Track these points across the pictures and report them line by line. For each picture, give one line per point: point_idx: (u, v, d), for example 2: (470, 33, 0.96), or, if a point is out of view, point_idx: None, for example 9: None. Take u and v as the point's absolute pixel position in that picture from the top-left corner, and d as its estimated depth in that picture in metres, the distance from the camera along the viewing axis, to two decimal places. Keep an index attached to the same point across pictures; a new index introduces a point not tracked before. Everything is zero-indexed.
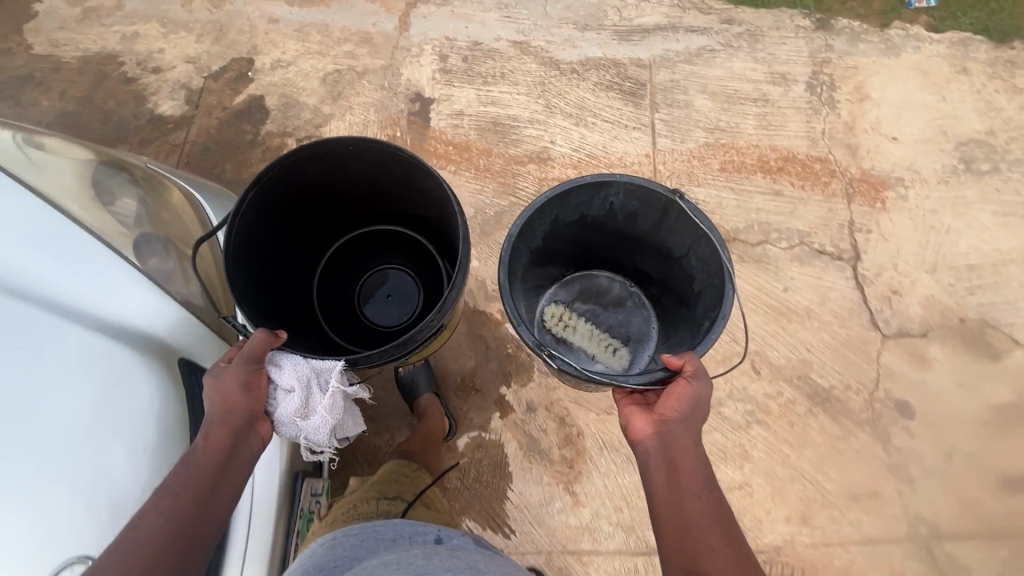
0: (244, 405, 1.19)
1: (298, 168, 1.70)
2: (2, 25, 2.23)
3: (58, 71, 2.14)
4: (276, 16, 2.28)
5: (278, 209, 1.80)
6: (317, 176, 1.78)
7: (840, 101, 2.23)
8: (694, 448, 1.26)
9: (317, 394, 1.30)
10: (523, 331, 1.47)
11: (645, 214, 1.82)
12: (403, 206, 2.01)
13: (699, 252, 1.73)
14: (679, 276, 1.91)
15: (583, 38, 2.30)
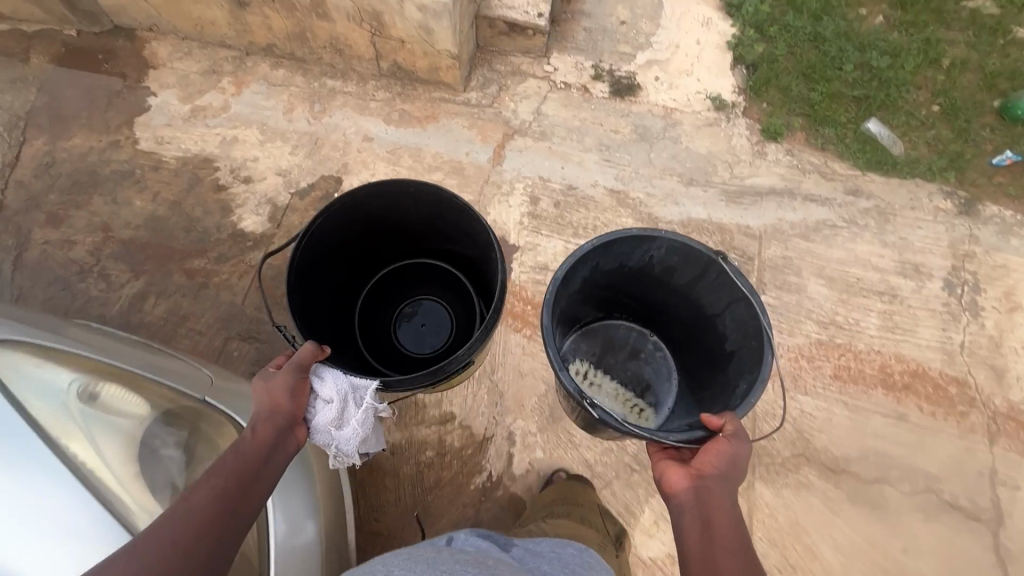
0: (286, 406, 1.25)
1: (360, 205, 1.76)
2: (115, 115, 2.30)
3: (156, 170, 2.17)
4: (373, 135, 2.26)
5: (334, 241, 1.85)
6: (378, 210, 1.85)
7: (985, 308, 1.91)
8: (728, 502, 1.19)
9: (351, 405, 1.41)
10: (563, 375, 1.37)
11: (686, 269, 1.69)
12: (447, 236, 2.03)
13: (735, 312, 1.63)
14: (711, 333, 1.80)
15: (686, 194, 2.12)
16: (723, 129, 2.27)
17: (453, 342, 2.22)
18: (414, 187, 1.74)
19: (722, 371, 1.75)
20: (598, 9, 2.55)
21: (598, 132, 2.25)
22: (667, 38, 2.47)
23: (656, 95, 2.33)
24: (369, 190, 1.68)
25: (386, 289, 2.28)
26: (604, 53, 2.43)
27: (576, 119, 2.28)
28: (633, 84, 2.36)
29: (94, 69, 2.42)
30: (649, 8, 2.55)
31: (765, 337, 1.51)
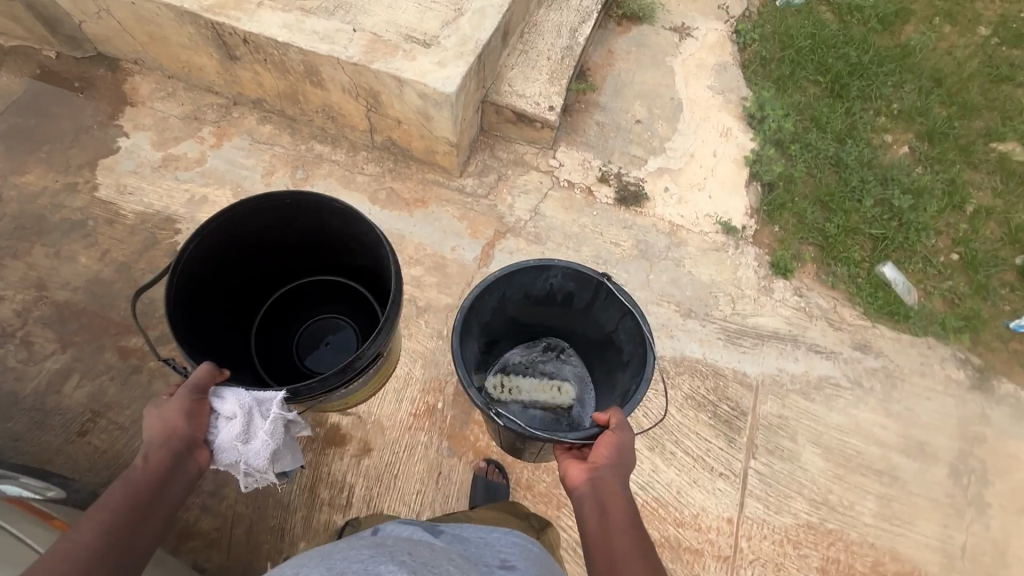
0: (185, 431, 1.15)
1: (241, 219, 1.71)
2: (80, 154, 2.12)
3: (111, 223, 1.98)
4: None
5: (220, 258, 1.78)
6: (258, 225, 1.79)
7: (991, 505, 1.75)
8: (622, 487, 1.23)
9: (257, 418, 1.25)
10: (470, 392, 1.39)
11: (582, 292, 1.73)
12: (335, 246, 1.97)
13: (626, 325, 1.67)
14: (612, 349, 1.83)
15: (682, 327, 1.95)
16: (730, 255, 2.11)
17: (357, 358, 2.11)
18: (301, 202, 1.70)
19: (616, 381, 1.78)
20: (613, 104, 2.42)
21: (596, 242, 2.10)
22: (681, 146, 2.34)
23: (663, 209, 2.18)
24: (253, 204, 1.65)
25: (290, 308, 2.19)
26: (613, 154, 2.29)
27: (575, 224, 2.12)
28: (641, 192, 2.20)
29: (67, 98, 2.25)
30: (667, 109, 2.43)
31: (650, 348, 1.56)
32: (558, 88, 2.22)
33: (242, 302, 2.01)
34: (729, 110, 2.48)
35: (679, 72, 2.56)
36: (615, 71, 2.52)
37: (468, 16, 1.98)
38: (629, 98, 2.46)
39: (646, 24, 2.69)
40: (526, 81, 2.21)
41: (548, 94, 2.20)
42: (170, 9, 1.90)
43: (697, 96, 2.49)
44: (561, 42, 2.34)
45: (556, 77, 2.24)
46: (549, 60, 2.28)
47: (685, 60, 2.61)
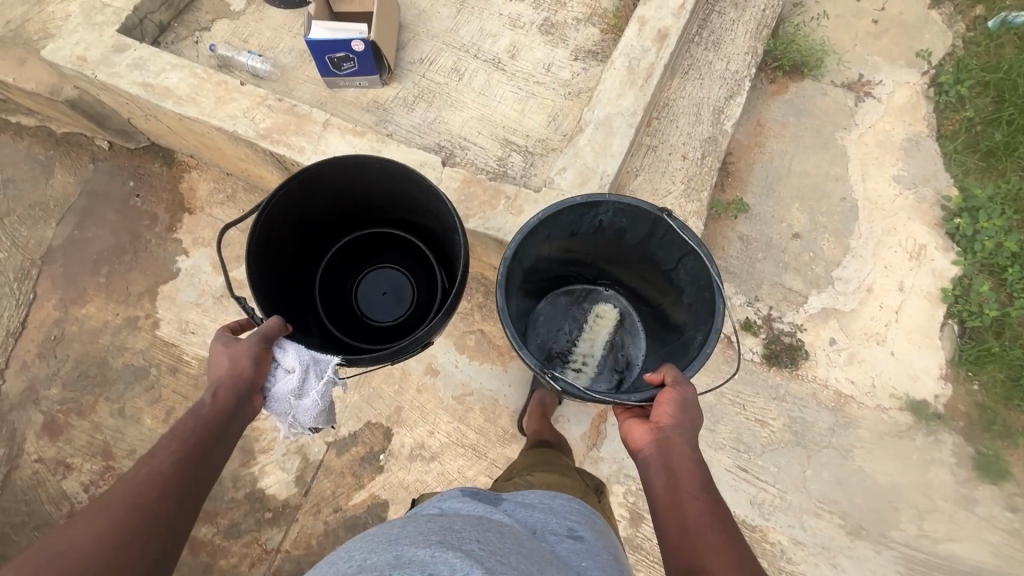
0: (249, 373, 1.02)
1: (328, 174, 1.36)
2: (139, 279, 1.90)
3: (174, 373, 1.77)
4: (440, 367, 1.74)
5: (288, 228, 1.42)
6: (339, 186, 1.43)
7: None
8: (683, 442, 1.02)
9: (314, 374, 1.11)
10: (522, 353, 1.17)
11: (635, 228, 1.40)
12: (407, 209, 1.55)
13: (686, 267, 1.36)
14: (668, 295, 1.52)
15: (848, 551, 1.52)
16: (919, 446, 1.61)
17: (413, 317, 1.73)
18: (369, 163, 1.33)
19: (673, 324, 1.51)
20: (763, 208, 1.87)
21: (736, 417, 1.65)
22: (855, 274, 1.78)
23: (828, 371, 1.68)
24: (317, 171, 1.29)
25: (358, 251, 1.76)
26: (762, 284, 1.78)
27: (711, 392, 1.68)
28: (798, 346, 1.70)
29: (122, 202, 2.01)
30: (835, 216, 1.85)
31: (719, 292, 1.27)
32: (696, 204, 1.71)
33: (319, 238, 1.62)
34: (922, 213, 1.86)
35: (853, 155, 1.93)
36: (764, 155, 1.94)
37: (588, 134, 1.51)
38: (783, 197, 1.88)
39: (807, 79, 2.04)
40: (655, 198, 1.72)
41: (683, 215, 1.70)
42: (223, 133, 1.56)
43: (877, 193, 1.88)
44: (701, 131, 1.80)
45: (694, 187, 1.73)
46: (685, 159, 1.76)
47: (862, 134, 1.96)
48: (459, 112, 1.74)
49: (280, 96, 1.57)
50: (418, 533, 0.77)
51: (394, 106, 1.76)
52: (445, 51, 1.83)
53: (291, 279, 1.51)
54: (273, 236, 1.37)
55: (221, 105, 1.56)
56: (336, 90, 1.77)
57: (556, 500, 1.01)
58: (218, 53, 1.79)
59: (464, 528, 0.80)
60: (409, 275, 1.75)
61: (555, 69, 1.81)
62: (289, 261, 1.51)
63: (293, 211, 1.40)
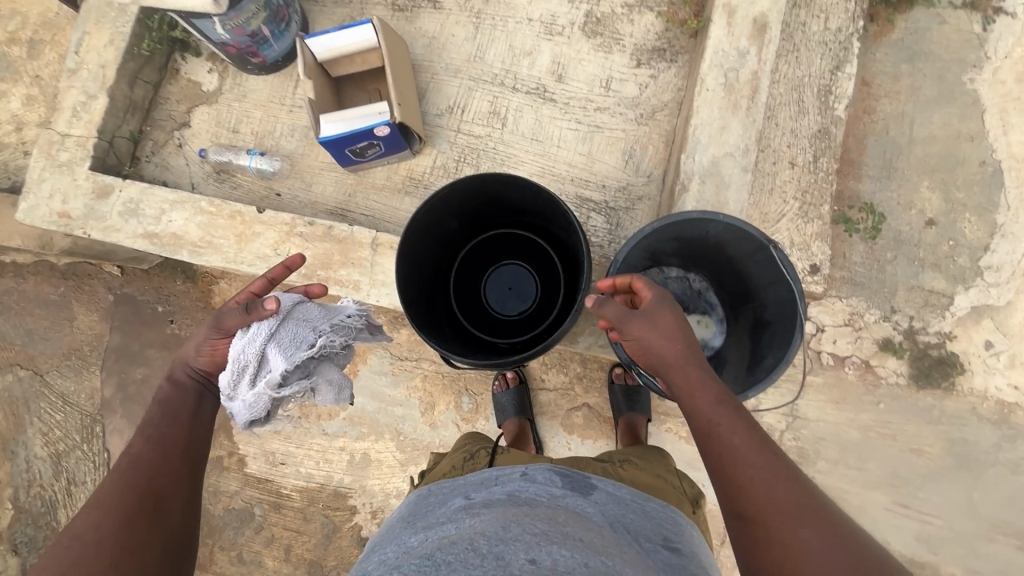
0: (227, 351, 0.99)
1: (489, 185, 1.04)
2: None
3: (279, 509, 1.69)
4: (553, 453, 1.61)
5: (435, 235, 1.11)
6: (488, 199, 1.10)
7: None
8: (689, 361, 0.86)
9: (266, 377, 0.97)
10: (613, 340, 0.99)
11: (737, 247, 1.00)
12: (546, 218, 1.12)
13: (776, 294, 0.98)
14: (746, 305, 1.09)
15: None
16: None
17: (535, 324, 1.26)
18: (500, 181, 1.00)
19: (737, 346, 1.10)
20: (884, 194, 1.56)
21: (888, 451, 1.50)
22: (1007, 258, 1.51)
23: (987, 380, 1.49)
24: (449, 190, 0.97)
25: (487, 258, 1.32)
26: (897, 292, 1.53)
27: (856, 428, 1.51)
28: (950, 359, 1.50)
29: (158, 332, 1.81)
30: (974, 188, 1.55)
31: (802, 326, 0.90)
32: (816, 224, 1.42)
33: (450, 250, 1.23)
34: None
35: (988, 101, 1.57)
36: (877, 124, 1.59)
37: (695, 191, 1.23)
38: (908, 175, 1.56)
39: (919, 5, 1.61)
40: (767, 225, 1.42)
41: (803, 240, 1.43)
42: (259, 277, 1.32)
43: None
44: (807, 124, 1.45)
45: (810, 201, 1.43)
46: (793, 167, 1.44)
47: (997, 70, 1.58)
48: (514, 172, 1.44)
49: (311, 218, 1.30)
50: (517, 513, 0.67)
51: (435, 179, 1.46)
52: (475, 88, 1.48)
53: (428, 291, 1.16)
54: (427, 229, 1.06)
55: (245, 245, 1.31)
56: (361, 173, 1.46)
57: (648, 502, 0.82)
58: (211, 158, 1.49)
59: (565, 515, 0.68)
60: (542, 285, 1.28)
61: (617, 84, 1.44)
62: (434, 267, 1.17)
63: (450, 213, 1.09)
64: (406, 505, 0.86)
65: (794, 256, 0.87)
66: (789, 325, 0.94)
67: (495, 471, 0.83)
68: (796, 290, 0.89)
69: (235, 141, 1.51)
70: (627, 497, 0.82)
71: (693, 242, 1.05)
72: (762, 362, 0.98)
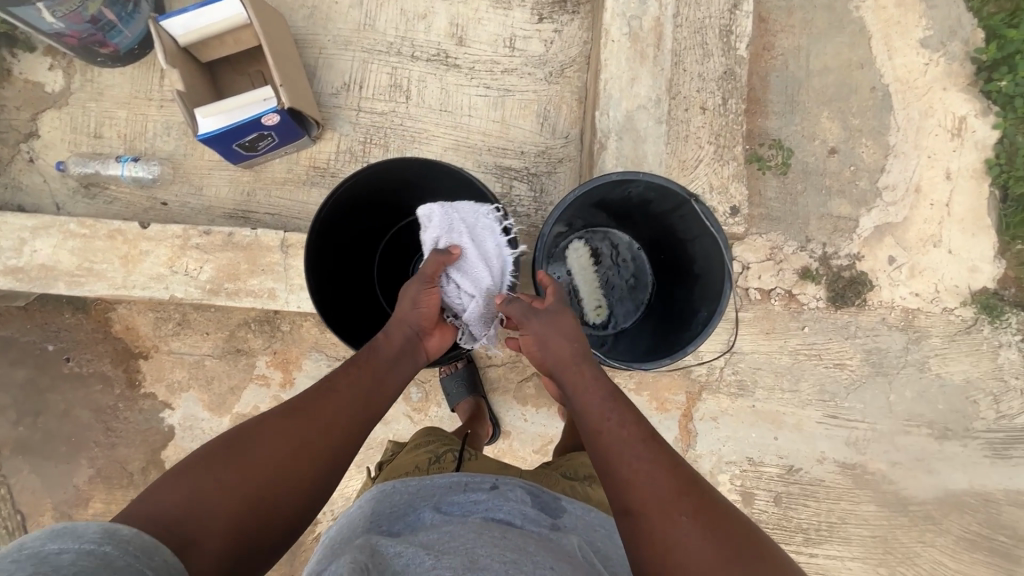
0: (415, 321, 0.98)
1: (403, 169, 1.01)
2: (133, 453, 1.61)
3: None
4: (510, 427, 1.61)
5: (345, 222, 1.06)
6: (404, 184, 1.08)
7: None
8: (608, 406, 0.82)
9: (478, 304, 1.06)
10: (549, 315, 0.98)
11: (661, 204, 1.00)
12: (460, 192, 1.09)
13: (702, 247, 0.99)
14: (676, 262, 1.11)
15: (939, 454, 1.61)
16: (988, 336, 1.62)
17: None
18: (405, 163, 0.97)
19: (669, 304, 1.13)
20: (791, 129, 1.61)
21: (816, 370, 1.61)
22: (900, 177, 1.62)
23: (892, 292, 1.61)
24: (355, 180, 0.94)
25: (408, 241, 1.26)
26: (810, 221, 1.61)
27: (786, 353, 1.61)
28: (861, 278, 1.60)
29: (54, 374, 1.60)
30: (868, 114, 1.63)
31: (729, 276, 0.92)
32: (732, 165, 1.45)
33: (365, 239, 1.17)
34: (955, 78, 1.63)
35: (873, 27, 1.64)
36: (777, 60, 1.63)
37: (613, 148, 1.20)
38: (810, 107, 1.62)
39: None
40: (686, 173, 1.43)
41: (722, 183, 1.45)
42: (158, 301, 1.18)
43: (906, 69, 1.64)
44: (713, 66, 1.45)
45: (724, 144, 1.45)
46: (705, 112, 1.45)
47: None
48: (429, 148, 1.35)
49: (206, 226, 1.16)
50: (493, 545, 0.66)
51: (342, 165, 1.34)
52: (371, 60, 1.36)
53: (344, 277, 1.12)
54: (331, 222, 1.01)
55: (133, 267, 1.15)
56: (258, 168, 1.32)
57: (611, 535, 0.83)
58: (74, 171, 1.29)
59: (538, 549, 0.68)
60: None
61: (521, 42, 1.37)
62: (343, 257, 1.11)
63: (362, 198, 1.05)
64: (366, 498, 0.80)
65: (714, 208, 0.87)
66: (717, 277, 0.97)
67: (466, 477, 0.84)
68: (719, 239, 0.90)
69: (101, 147, 1.32)
70: (598, 523, 0.83)
71: (615, 202, 1.05)
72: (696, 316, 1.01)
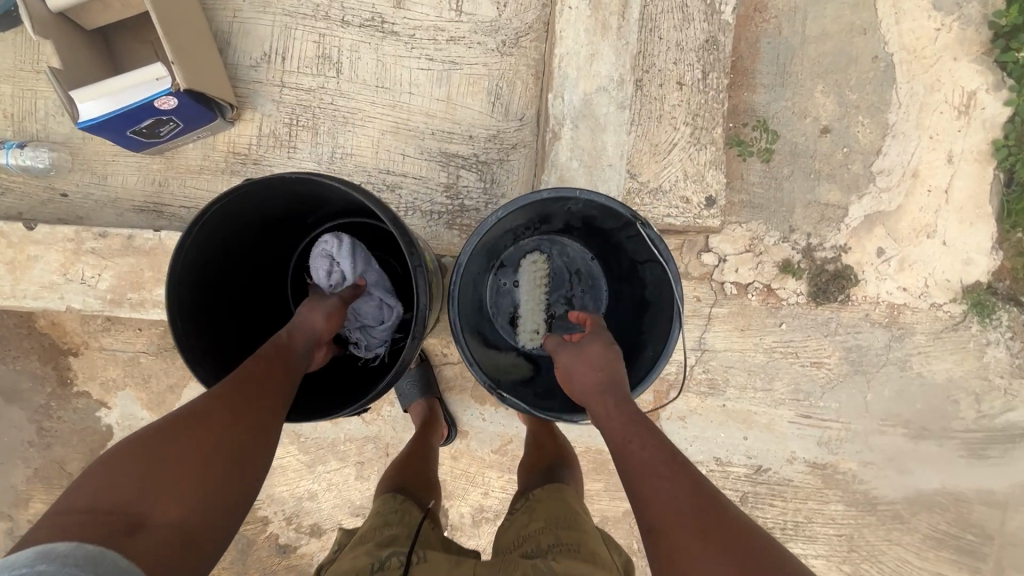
0: (316, 330, 0.91)
1: (286, 185, 0.82)
2: (70, 453, 1.52)
3: None
4: (467, 426, 1.53)
5: (234, 240, 0.90)
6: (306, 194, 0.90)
7: None
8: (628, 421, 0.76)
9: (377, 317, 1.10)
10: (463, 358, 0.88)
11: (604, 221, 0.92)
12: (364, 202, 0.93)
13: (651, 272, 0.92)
14: (629, 278, 1.04)
15: (913, 454, 1.55)
16: (976, 334, 1.52)
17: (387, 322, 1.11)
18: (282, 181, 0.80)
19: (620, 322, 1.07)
20: (780, 105, 1.44)
21: (792, 368, 1.52)
22: (897, 160, 1.47)
23: (878, 287, 1.50)
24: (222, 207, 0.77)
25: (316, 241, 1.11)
26: (795, 210, 1.47)
27: (761, 351, 1.51)
28: (846, 272, 1.48)
29: None
30: (867, 87, 1.45)
31: (674, 310, 0.85)
32: (710, 150, 1.29)
33: (262, 250, 1.01)
34: (967, 45, 1.45)
35: None
36: (769, 24, 1.44)
37: (568, 137, 1.05)
38: (803, 79, 1.44)
39: None
40: (658, 158, 1.27)
41: (697, 170, 1.29)
42: (55, 311, 1.05)
43: (914, 36, 1.45)
44: (693, 34, 1.26)
45: (702, 125, 1.28)
46: (681, 87, 1.27)
47: None
48: (364, 131, 1.18)
49: (101, 228, 1.02)
50: None
51: (265, 149, 1.18)
52: (294, 26, 1.17)
53: (244, 298, 0.98)
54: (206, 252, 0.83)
55: (22, 275, 1.02)
56: (169, 154, 1.16)
57: None
58: None
59: None
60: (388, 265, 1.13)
61: (469, 4, 1.17)
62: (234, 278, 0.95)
63: (252, 213, 0.88)
64: None
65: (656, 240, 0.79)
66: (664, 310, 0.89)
67: None
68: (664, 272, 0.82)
69: None
70: None
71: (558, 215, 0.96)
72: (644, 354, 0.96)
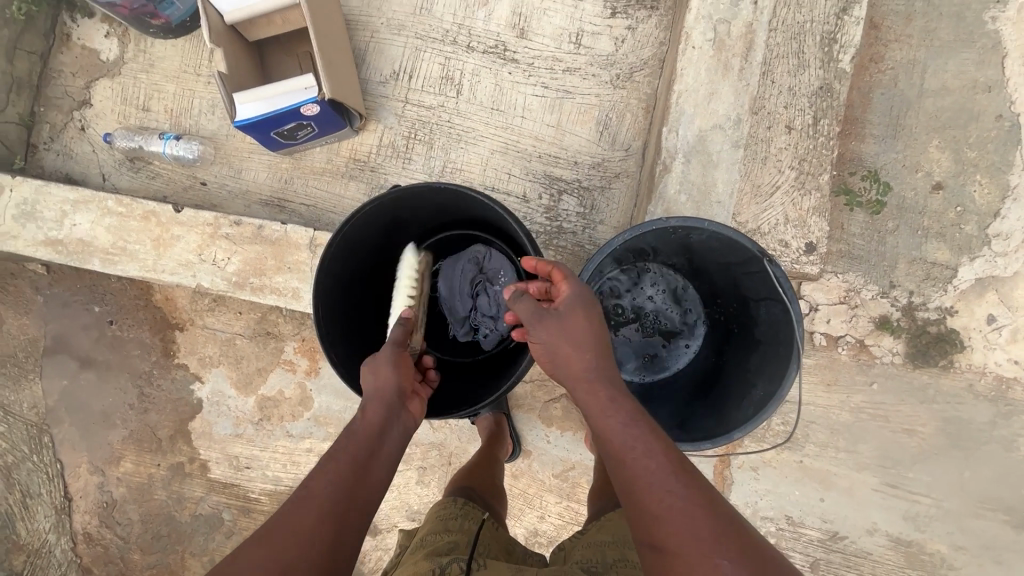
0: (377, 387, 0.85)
1: (416, 196, 0.94)
2: (163, 420, 1.65)
3: (248, 513, 1.62)
4: (531, 447, 1.52)
5: (366, 244, 1.01)
6: (432, 204, 1.01)
7: None
8: (614, 401, 0.77)
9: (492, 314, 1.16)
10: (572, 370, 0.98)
11: (725, 257, 1.02)
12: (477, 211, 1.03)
13: (768, 310, 1.01)
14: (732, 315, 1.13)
15: (1013, 545, 1.41)
16: None
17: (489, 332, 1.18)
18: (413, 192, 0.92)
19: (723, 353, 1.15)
20: (889, 157, 1.40)
21: (879, 432, 1.43)
22: (1018, 224, 1.38)
23: (986, 357, 1.40)
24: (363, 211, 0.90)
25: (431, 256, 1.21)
26: (897, 265, 1.41)
27: (848, 410, 1.43)
28: (950, 336, 1.40)
29: (97, 335, 1.65)
30: (988, 146, 1.39)
31: (797, 346, 0.94)
32: (814, 197, 1.18)
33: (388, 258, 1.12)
34: None
35: (1010, 43, 1.39)
36: (885, 74, 1.41)
37: (678, 171, 1.13)
38: (917, 133, 1.40)
39: None
40: (759, 200, 1.17)
41: (799, 216, 1.18)
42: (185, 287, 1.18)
43: None
44: (806, 80, 1.17)
45: (808, 171, 1.18)
46: None
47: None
48: (476, 149, 1.25)
49: (237, 217, 1.15)
50: None
51: (383, 159, 1.26)
52: (423, 49, 1.26)
53: (366, 302, 1.08)
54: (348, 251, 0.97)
55: (164, 251, 1.16)
56: (297, 155, 1.27)
57: None
58: (120, 145, 1.28)
59: None
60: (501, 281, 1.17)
61: (589, 38, 1.23)
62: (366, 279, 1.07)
63: (385, 219, 0.99)
64: None
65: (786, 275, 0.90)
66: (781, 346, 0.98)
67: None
68: (791, 305, 0.92)
69: (148, 122, 1.30)
70: None
71: (676, 245, 1.08)
72: (751, 393, 1.02)
